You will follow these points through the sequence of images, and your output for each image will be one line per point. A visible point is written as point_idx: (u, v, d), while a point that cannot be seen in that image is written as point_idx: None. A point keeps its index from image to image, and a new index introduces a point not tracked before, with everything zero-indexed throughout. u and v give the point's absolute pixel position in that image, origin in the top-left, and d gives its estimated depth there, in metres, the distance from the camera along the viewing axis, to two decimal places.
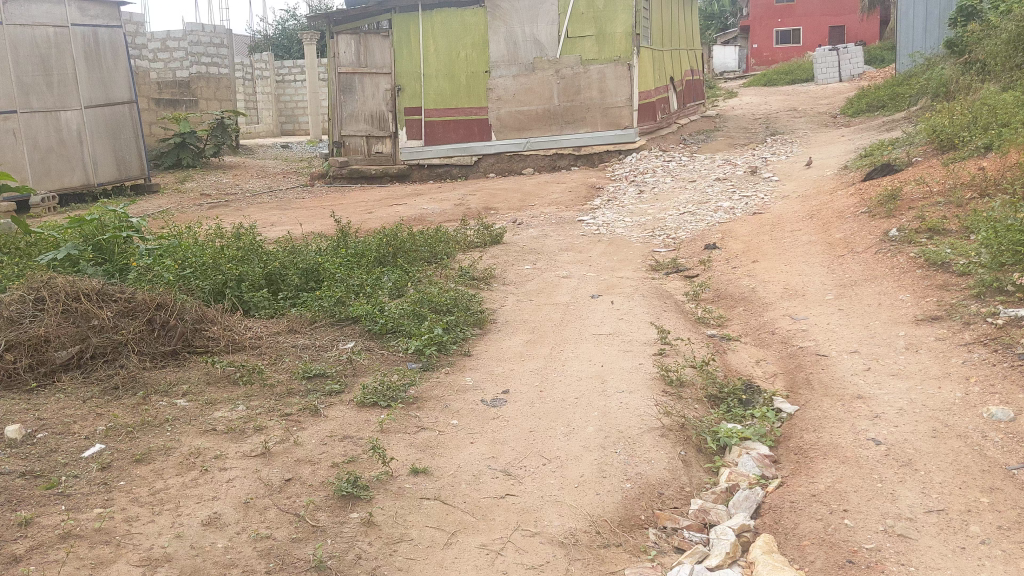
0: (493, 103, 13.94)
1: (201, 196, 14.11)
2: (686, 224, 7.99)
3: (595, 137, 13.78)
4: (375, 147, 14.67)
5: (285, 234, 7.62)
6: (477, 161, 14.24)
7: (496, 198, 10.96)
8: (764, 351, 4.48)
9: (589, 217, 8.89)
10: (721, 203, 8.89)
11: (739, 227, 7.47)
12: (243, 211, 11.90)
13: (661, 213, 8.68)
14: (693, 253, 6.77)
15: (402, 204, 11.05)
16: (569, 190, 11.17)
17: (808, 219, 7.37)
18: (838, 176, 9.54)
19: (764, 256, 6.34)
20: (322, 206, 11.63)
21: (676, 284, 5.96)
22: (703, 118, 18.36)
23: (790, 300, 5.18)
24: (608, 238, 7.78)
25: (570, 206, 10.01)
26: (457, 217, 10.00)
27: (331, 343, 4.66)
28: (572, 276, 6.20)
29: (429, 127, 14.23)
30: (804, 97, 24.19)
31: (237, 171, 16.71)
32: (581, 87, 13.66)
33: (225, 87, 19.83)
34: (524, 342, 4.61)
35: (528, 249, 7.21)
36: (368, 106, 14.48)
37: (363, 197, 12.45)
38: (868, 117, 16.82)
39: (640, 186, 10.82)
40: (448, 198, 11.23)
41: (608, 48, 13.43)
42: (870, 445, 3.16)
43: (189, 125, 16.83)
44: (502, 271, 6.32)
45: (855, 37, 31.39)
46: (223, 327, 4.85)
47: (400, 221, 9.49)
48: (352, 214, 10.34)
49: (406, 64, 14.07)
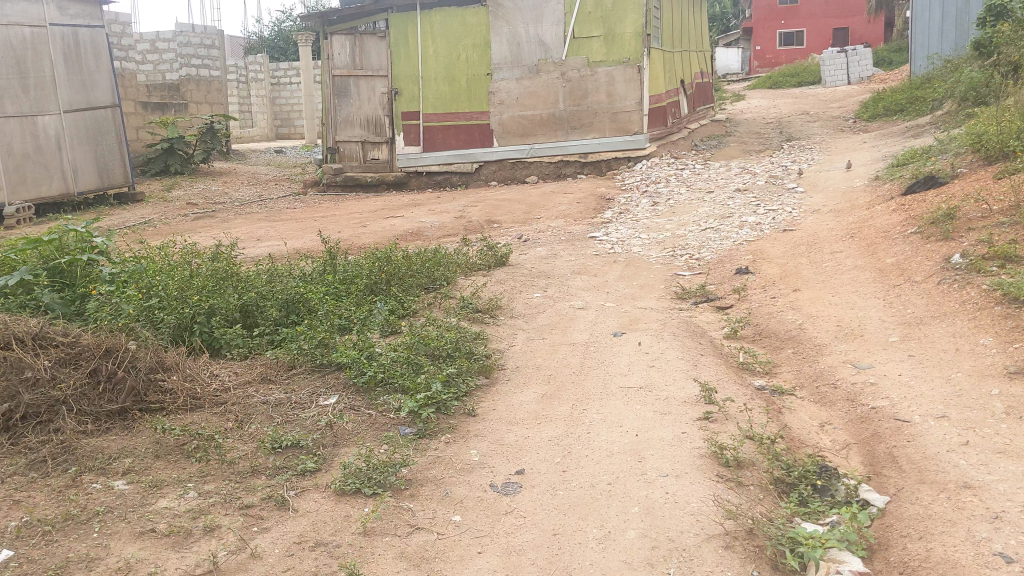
0: (495, 107, 13.21)
1: (188, 205, 13.40)
2: (710, 244, 7.28)
3: (603, 143, 13.04)
4: (372, 153, 13.93)
5: (267, 258, 6.91)
6: (478, 168, 13.52)
7: (499, 210, 10.25)
8: (827, 411, 3.74)
9: (602, 233, 8.18)
10: (745, 217, 8.17)
11: (770, 248, 6.75)
12: (230, 223, 11.20)
13: (680, 229, 7.96)
14: (723, 279, 6.05)
15: (399, 216, 10.35)
16: (578, 200, 10.46)
17: (847, 238, 6.64)
18: (868, 188, 8.83)
19: (806, 283, 5.60)
20: (315, 218, 10.92)
21: (707, 318, 5.23)
22: (714, 122, 17.66)
23: (847, 341, 4.45)
24: (624, 258, 7.06)
25: (580, 220, 9.31)
26: (457, 232, 9.29)
27: (311, 398, 3.92)
28: (589, 307, 5.48)
29: (427, 132, 13.52)
30: (813, 101, 23.48)
31: (227, 178, 16.00)
32: (588, 90, 12.93)
33: (217, 90, 19.11)
34: (539, 398, 3.88)
35: (537, 273, 6.49)
36: (364, 110, 13.75)
37: (359, 207, 11.74)
38: (885, 122, 16.10)
39: (654, 198, 10.11)
40: (448, 210, 10.52)
41: (617, 49, 12.71)
42: (998, 565, 2.43)
43: (177, 130, 16.11)
44: (510, 301, 5.60)
45: (860, 39, 30.71)
46: (185, 376, 4.10)
47: (396, 238, 8.78)
48: (346, 227, 9.63)
49: (403, 66, 13.37)
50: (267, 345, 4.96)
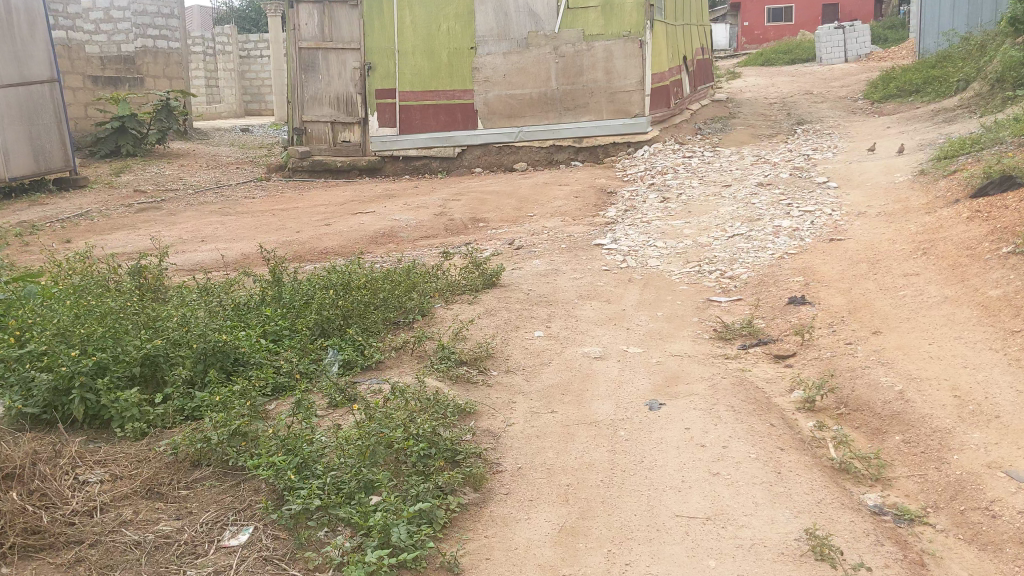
0: (480, 86, 11.86)
1: (135, 192, 12.00)
2: (745, 258, 6.01)
3: (599, 126, 11.68)
4: (342, 135, 12.59)
5: (196, 285, 5.54)
6: (460, 153, 12.17)
7: (485, 204, 8.93)
8: (992, 566, 2.48)
9: (611, 239, 6.90)
10: (779, 220, 6.90)
11: (822, 267, 5.50)
12: (178, 216, 9.85)
13: (702, 237, 6.70)
14: (774, 313, 4.76)
15: (368, 210, 9.03)
16: (574, 194, 9.16)
17: (919, 254, 5.36)
18: (916, 185, 7.56)
19: (888, 323, 4.32)
20: (274, 212, 9.59)
21: (767, 375, 3.95)
22: (715, 102, 16.37)
23: (980, 427, 3.18)
24: (639, 276, 5.77)
25: (579, 220, 8.07)
26: (436, 235, 7.97)
27: (212, 534, 2.66)
28: (607, 354, 4.18)
29: (404, 112, 12.18)
30: (812, 78, 22.24)
31: (185, 160, 14.60)
32: (583, 67, 11.57)
33: (176, 64, 17.58)
34: (554, 536, 2.59)
35: (536, 299, 5.18)
36: (334, 87, 12.41)
37: (325, 198, 10.43)
38: (901, 104, 14.82)
39: (663, 192, 8.83)
40: (426, 203, 9.21)
41: (616, 21, 11.35)
42: None
43: (129, 107, 14.74)
44: (506, 346, 4.30)
45: (851, 16, 29.49)
46: (30, 493, 2.78)
47: (364, 250, 7.46)
48: (308, 226, 8.28)
49: (377, 38, 11.99)
50: (175, 418, 3.66)
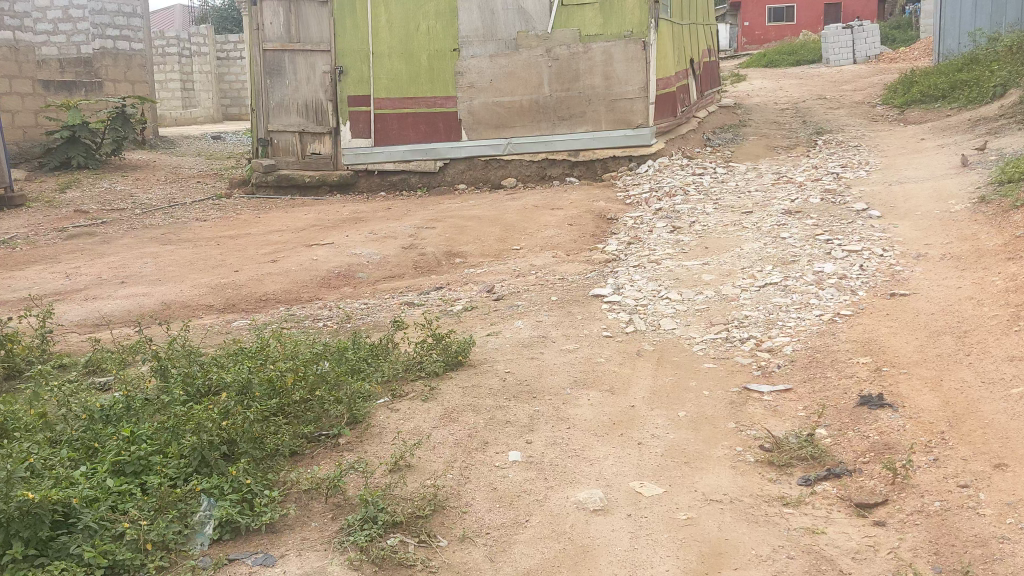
0: (464, 92, 10.55)
1: (76, 211, 10.70)
2: (785, 319, 4.73)
3: (597, 138, 10.36)
4: (311, 147, 11.28)
5: (74, 377, 4.28)
6: (442, 167, 10.86)
7: (464, 233, 7.63)
8: None
9: (614, 286, 5.63)
10: (819, 264, 5.62)
11: (890, 339, 4.20)
12: (111, 245, 8.54)
13: (727, 285, 5.42)
14: (841, 419, 3.45)
15: (326, 240, 7.73)
16: (569, 220, 7.88)
17: (1022, 324, 4.06)
18: (980, 217, 6.28)
19: (1014, 449, 3.02)
20: (222, 240, 8.32)
21: (854, 543, 2.66)
22: (722, 108, 15.07)
23: None
24: (651, 348, 4.48)
25: (573, 257, 6.78)
26: (403, 274, 6.68)
27: None
28: (612, 501, 2.89)
29: (380, 121, 10.87)
30: (821, 81, 21.00)
31: (141, 174, 13.28)
32: (580, 71, 10.24)
33: (140, 67, 16.36)
34: None
35: (515, 387, 3.88)
36: (302, 93, 11.11)
37: (284, 221, 9.15)
38: (927, 112, 13.55)
39: (673, 220, 7.55)
40: (396, 229, 7.92)
41: (616, 20, 10.04)
42: None
43: (81, 115, 13.47)
44: (466, 486, 3.00)
45: (853, 15, 28.19)
46: None
47: (313, 298, 6.18)
48: (252, 263, 7.00)
49: (350, 40, 10.73)
50: None
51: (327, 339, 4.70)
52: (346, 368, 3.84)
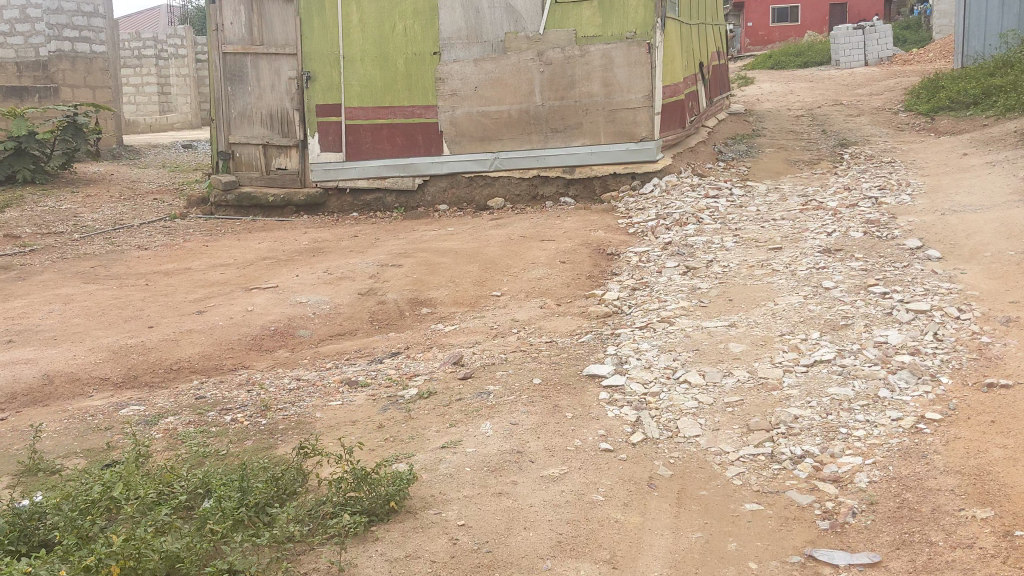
0: (445, 101, 9.27)
1: (5, 236, 9.44)
2: (849, 425, 3.48)
3: (596, 153, 9.08)
4: (276, 161, 10.01)
5: None
6: (421, 186, 9.59)
7: (435, 273, 6.37)
8: None
9: (616, 360, 4.35)
10: (879, 332, 4.38)
11: (1011, 472, 2.95)
12: (25, 282, 7.27)
13: (762, 362, 4.17)
14: None
15: (273, 280, 6.47)
16: (561, 256, 6.62)
17: None
18: None
19: None
20: (153, 279, 7.07)
21: None
22: (733, 117, 13.81)
23: None
24: (669, 472, 3.22)
25: (566, 310, 5.53)
26: (356, 330, 5.42)
27: None
28: None
29: (352, 134, 9.61)
30: (832, 84, 19.75)
31: (93, 190, 12.03)
32: (576, 78, 8.98)
33: (102, 71, 14.91)
34: None
35: (471, 560, 2.63)
36: (265, 102, 9.86)
37: (233, 252, 7.90)
38: (959, 121, 12.32)
39: (686, 258, 6.30)
40: (356, 266, 6.65)
41: (617, 19, 8.81)
42: None
43: (27, 125, 12.09)
44: None
45: (860, 16, 26.91)
46: None
47: (237, 368, 4.92)
48: (173, 314, 5.74)
49: (318, 42, 9.48)
50: None
51: (226, 461, 3.45)
52: (208, 539, 2.63)
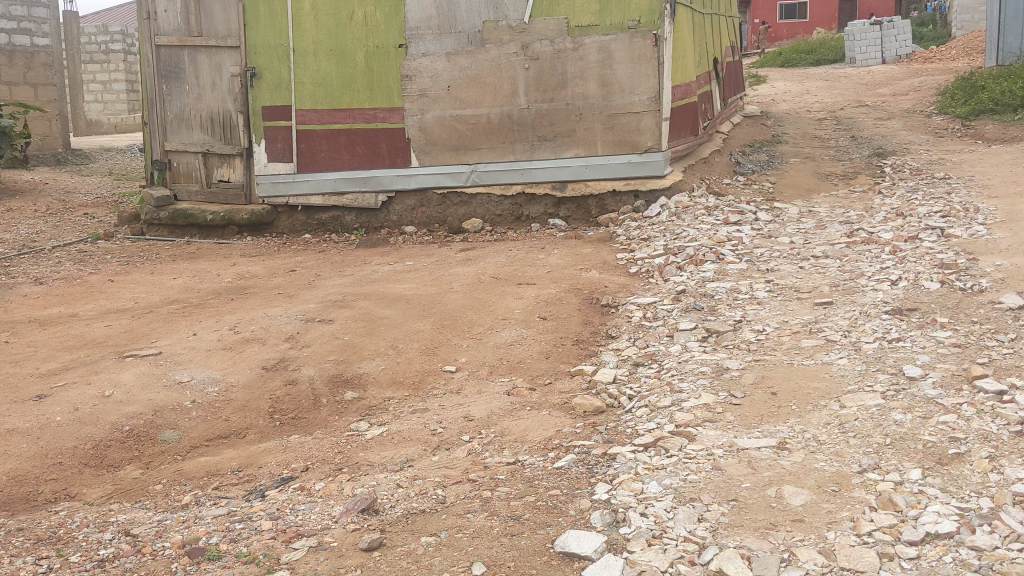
0: (412, 103, 7.68)
1: None
2: None
3: (593, 167, 7.50)
4: (217, 172, 8.38)
5: None
6: (385, 204, 8.00)
7: (374, 334, 4.80)
8: None
9: (608, 520, 2.78)
10: (1017, 474, 2.82)
11: None
12: None
13: (841, 534, 2.60)
14: None
15: (161, 341, 4.91)
16: (541, 309, 5.06)
17: None
18: None
19: None
20: (20, 332, 5.50)
21: None
22: (749, 120, 12.21)
23: None
24: None
25: (542, 399, 3.97)
26: (248, 431, 3.87)
27: None
28: None
29: (303, 141, 7.99)
30: (851, 83, 18.15)
31: (16, 202, 10.43)
32: (570, 76, 7.39)
33: (44, 66, 13.34)
34: None
35: None
36: (205, 103, 8.21)
37: (138, 293, 6.36)
38: (1008, 127, 10.73)
39: (705, 315, 4.73)
40: (274, 321, 5.08)
41: (618, 5, 7.24)
42: None
43: None
44: None
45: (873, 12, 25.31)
46: None
47: (57, 501, 3.36)
48: (4, 399, 4.17)
49: (265, 32, 7.87)
50: None
51: None
52: None
